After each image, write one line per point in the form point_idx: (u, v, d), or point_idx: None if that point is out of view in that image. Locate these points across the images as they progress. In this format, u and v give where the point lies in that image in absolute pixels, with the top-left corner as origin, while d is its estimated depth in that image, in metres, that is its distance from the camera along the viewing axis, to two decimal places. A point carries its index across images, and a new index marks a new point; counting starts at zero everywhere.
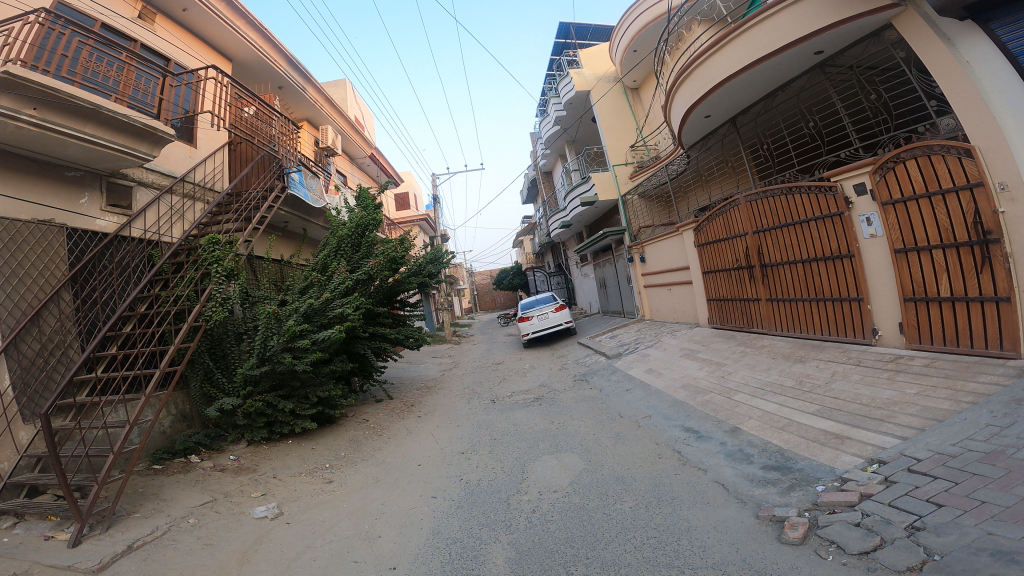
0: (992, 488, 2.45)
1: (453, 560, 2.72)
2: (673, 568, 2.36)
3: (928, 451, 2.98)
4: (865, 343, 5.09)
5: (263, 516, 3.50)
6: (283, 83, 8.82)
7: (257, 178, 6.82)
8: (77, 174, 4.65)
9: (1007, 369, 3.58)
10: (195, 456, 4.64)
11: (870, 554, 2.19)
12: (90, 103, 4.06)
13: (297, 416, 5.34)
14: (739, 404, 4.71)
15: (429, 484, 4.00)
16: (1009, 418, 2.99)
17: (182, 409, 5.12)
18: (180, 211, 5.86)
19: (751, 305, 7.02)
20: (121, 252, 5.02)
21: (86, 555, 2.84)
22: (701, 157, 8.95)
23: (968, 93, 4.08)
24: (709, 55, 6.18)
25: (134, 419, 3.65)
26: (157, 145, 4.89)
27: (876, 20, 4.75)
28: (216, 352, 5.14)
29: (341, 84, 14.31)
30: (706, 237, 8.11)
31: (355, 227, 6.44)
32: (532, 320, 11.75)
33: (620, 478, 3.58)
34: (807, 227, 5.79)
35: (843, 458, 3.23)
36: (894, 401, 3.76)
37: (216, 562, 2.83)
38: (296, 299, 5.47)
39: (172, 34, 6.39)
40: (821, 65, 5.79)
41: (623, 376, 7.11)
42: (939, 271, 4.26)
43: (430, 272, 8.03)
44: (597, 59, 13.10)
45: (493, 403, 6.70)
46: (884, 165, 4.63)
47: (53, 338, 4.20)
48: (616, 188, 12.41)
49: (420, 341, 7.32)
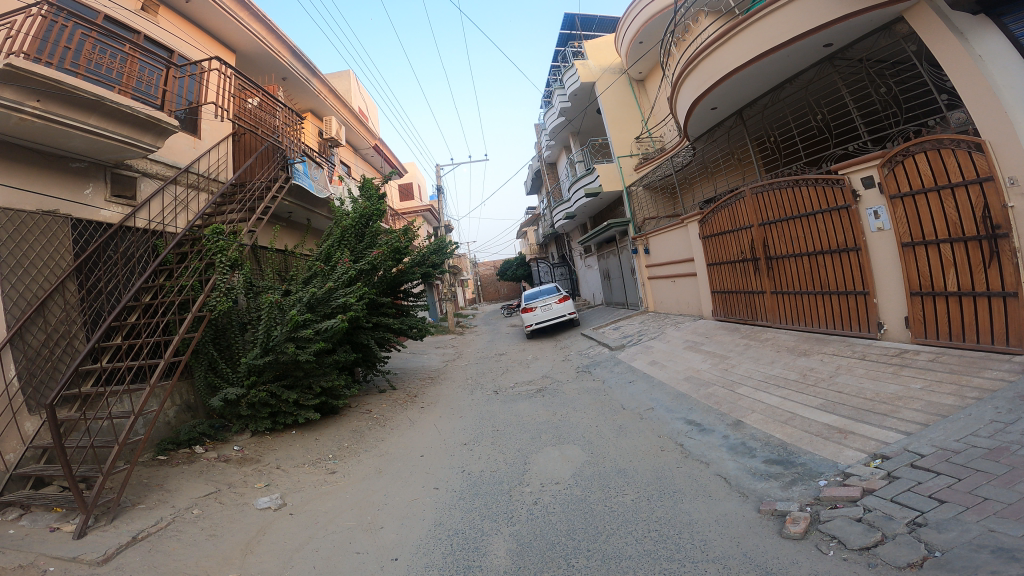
0: (994, 484, 2.44)
1: (455, 551, 2.74)
2: (674, 561, 2.37)
3: (931, 446, 2.98)
4: (871, 338, 5.07)
5: (266, 507, 3.53)
6: (287, 74, 8.77)
7: (261, 169, 6.82)
8: (82, 164, 4.66)
9: (1012, 365, 3.56)
10: (200, 446, 4.70)
11: (871, 550, 2.19)
12: (93, 95, 4.04)
13: (301, 406, 5.39)
14: (742, 398, 4.70)
15: (431, 474, 4.04)
16: (1013, 415, 2.98)
17: (187, 400, 5.20)
18: (185, 201, 5.86)
19: (756, 298, 6.98)
20: (127, 242, 5.02)
21: (91, 546, 2.88)
22: (707, 149, 8.89)
23: (978, 88, 4.02)
24: (716, 48, 6.11)
25: (139, 409, 3.67)
26: (161, 137, 4.89)
27: (885, 12, 4.67)
28: (221, 343, 5.17)
29: (345, 75, 14.26)
30: (711, 230, 8.09)
31: (359, 217, 6.43)
32: (536, 310, 11.71)
33: (621, 470, 3.60)
34: (814, 221, 5.74)
35: (847, 452, 3.23)
36: (898, 395, 3.75)
37: (220, 552, 2.87)
38: (300, 289, 5.45)
39: (175, 24, 6.34)
40: (830, 58, 5.72)
41: (627, 367, 7.13)
42: (946, 265, 4.23)
43: (434, 263, 8.04)
44: (603, 49, 12.97)
45: (495, 394, 6.73)
46: (892, 159, 4.58)
47: (58, 328, 4.23)
48: (621, 179, 12.37)
49: (422, 331, 7.33)
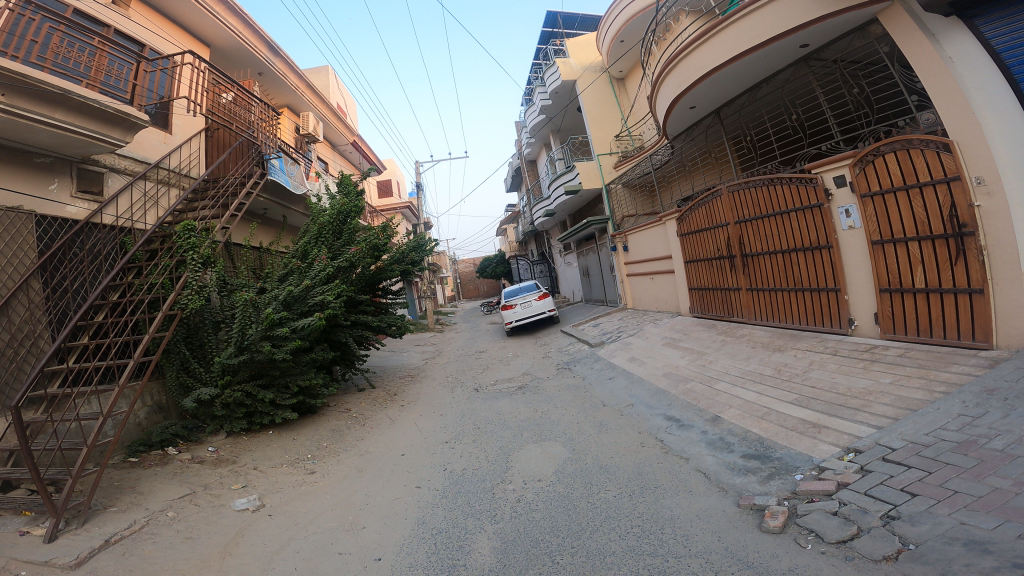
0: (964, 477, 2.53)
1: (439, 550, 2.72)
2: (657, 557, 2.39)
3: (902, 440, 3.06)
4: (842, 333, 5.19)
5: (244, 509, 3.47)
6: (263, 70, 8.58)
7: (235, 165, 6.66)
8: (46, 160, 4.50)
9: (978, 360, 3.69)
10: (172, 448, 4.57)
11: (848, 543, 2.25)
12: (60, 89, 3.91)
13: (277, 406, 5.31)
14: (720, 393, 4.77)
15: (413, 473, 4.01)
16: (980, 409, 3.09)
17: (159, 400, 5.06)
18: (155, 197, 5.70)
19: (731, 294, 7.11)
20: (92, 240, 4.84)
21: (63, 549, 2.80)
22: (685, 147, 8.97)
23: (948, 88, 4.10)
24: (696, 47, 6.16)
25: (108, 410, 3.57)
26: (130, 132, 4.73)
27: (860, 14, 4.77)
28: (193, 342, 5.05)
29: (323, 71, 14.04)
30: (688, 227, 8.18)
31: (337, 214, 6.35)
32: (515, 308, 11.71)
33: (604, 467, 3.62)
34: (787, 218, 5.86)
35: (821, 447, 3.30)
36: (869, 390, 3.86)
37: (198, 555, 2.81)
38: (275, 287, 5.36)
39: (148, 18, 6.17)
40: (806, 58, 5.82)
41: (606, 364, 7.17)
42: (914, 262, 4.35)
43: (413, 261, 7.98)
44: (584, 49, 12.98)
45: (476, 392, 6.70)
46: (863, 159, 4.69)
47: (22, 328, 4.08)
48: (600, 177, 12.39)
49: (402, 329, 7.25)
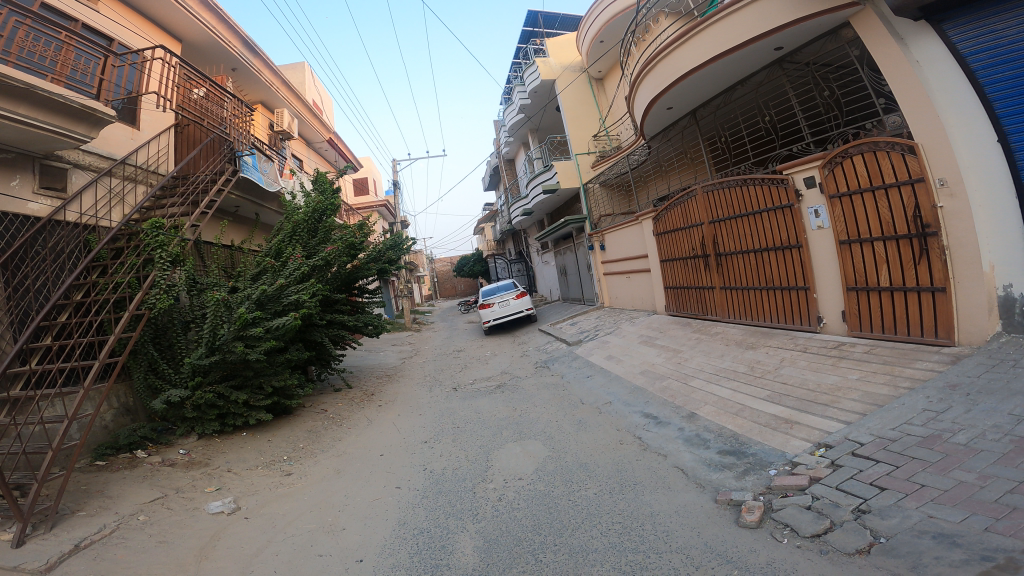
0: (930, 471, 2.62)
1: (421, 551, 2.71)
2: (639, 553, 2.43)
3: (870, 435, 3.16)
4: (811, 331, 5.33)
5: (219, 512, 3.40)
6: (237, 65, 8.40)
7: (206, 161, 6.51)
8: (9, 156, 4.34)
9: (941, 356, 3.83)
10: (141, 451, 4.46)
11: (822, 537, 2.31)
12: (24, 83, 3.77)
13: (251, 407, 5.22)
14: (695, 390, 4.86)
15: (392, 473, 3.98)
16: (944, 404, 3.21)
17: (126, 402, 4.92)
18: (121, 194, 5.53)
19: (706, 293, 7.22)
20: (54, 237, 4.67)
21: (31, 555, 2.71)
22: (661, 147, 9.07)
23: (913, 92, 4.23)
24: (674, 48, 6.23)
25: (73, 414, 3.45)
26: (96, 127, 4.58)
27: (833, 19, 4.90)
28: (161, 342, 4.92)
29: (299, 67, 13.77)
30: (663, 227, 8.29)
31: (311, 212, 6.27)
32: (493, 307, 11.71)
33: (584, 465, 3.65)
34: (759, 218, 5.99)
35: (793, 442, 3.39)
36: (838, 386, 3.97)
37: (174, 559, 2.75)
38: (248, 286, 5.27)
39: (117, 11, 5.98)
40: (780, 61, 5.94)
41: (584, 362, 7.23)
42: (880, 261, 4.49)
43: (390, 259, 7.91)
44: (564, 49, 13.04)
45: (455, 391, 6.68)
46: (832, 160, 4.82)
47: None
48: (577, 177, 12.45)
49: (379, 329, 7.19)
